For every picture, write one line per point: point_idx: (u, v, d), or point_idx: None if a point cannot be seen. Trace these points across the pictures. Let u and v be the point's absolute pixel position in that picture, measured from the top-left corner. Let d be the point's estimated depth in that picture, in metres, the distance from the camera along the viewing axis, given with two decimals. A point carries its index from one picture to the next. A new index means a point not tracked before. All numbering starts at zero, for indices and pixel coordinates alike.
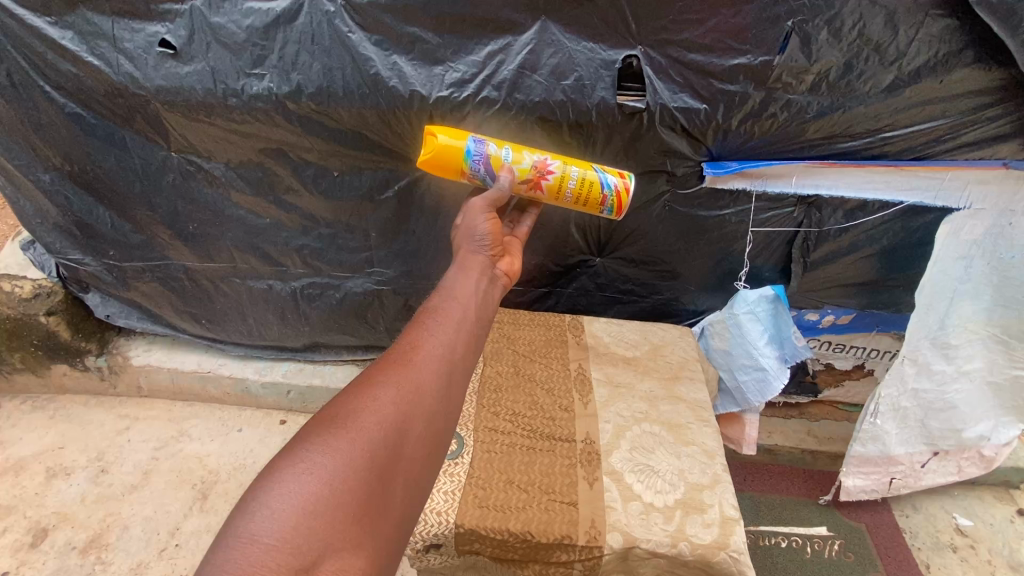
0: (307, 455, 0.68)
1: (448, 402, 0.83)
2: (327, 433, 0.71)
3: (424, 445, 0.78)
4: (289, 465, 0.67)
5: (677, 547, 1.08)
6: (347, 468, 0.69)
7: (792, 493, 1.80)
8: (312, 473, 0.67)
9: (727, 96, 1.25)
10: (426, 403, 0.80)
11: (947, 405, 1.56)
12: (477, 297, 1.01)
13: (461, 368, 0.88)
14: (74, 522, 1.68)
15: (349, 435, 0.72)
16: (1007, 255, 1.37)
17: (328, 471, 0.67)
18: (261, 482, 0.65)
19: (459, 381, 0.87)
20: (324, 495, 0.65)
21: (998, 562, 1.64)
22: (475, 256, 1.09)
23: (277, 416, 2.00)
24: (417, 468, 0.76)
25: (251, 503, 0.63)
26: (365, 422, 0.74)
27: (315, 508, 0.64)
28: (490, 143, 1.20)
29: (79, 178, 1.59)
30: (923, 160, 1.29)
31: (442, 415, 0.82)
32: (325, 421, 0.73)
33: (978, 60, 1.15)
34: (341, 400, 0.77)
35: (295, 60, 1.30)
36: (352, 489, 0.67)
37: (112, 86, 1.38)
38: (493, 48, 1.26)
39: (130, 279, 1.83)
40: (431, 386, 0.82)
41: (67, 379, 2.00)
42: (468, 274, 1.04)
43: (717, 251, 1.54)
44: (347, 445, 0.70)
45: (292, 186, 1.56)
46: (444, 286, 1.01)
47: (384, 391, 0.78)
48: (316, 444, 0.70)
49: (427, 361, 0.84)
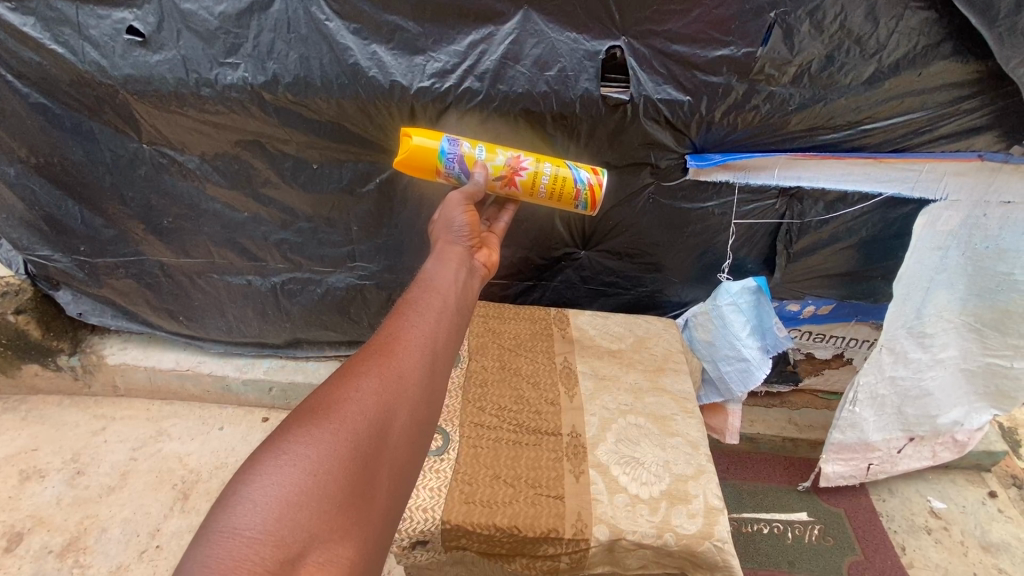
0: (289, 447, 0.67)
1: (433, 390, 0.82)
2: (310, 423, 0.70)
3: (411, 432, 0.77)
4: (271, 456, 0.66)
5: (663, 538, 1.09)
6: (332, 458, 0.67)
7: (773, 480, 1.83)
8: (296, 465, 0.65)
9: (710, 89, 1.25)
10: (411, 390, 0.79)
11: (923, 392, 1.59)
12: (459, 287, 1.00)
13: (445, 356, 0.87)
14: (50, 526, 1.64)
15: (332, 425, 0.70)
16: (981, 245, 1.39)
17: (311, 462, 0.66)
18: (242, 475, 0.64)
19: (444, 370, 0.86)
20: (308, 486, 0.64)
21: (970, 543, 1.69)
22: (455, 246, 1.08)
23: (260, 413, 1.98)
24: (404, 457, 0.75)
25: (232, 497, 0.62)
26: (349, 411, 0.73)
27: (300, 500, 0.63)
28: (464, 142, 1.20)
29: (47, 171, 1.54)
30: (902, 151, 1.31)
31: (428, 403, 0.81)
32: (308, 412, 0.72)
33: (956, 53, 1.16)
34: (322, 390, 0.76)
35: (270, 49, 1.27)
36: (337, 479, 0.66)
37: (78, 76, 1.33)
38: (475, 38, 1.24)
39: (103, 276, 1.78)
40: (415, 375, 0.81)
41: (40, 379, 1.95)
42: (449, 264, 1.03)
43: (701, 242, 1.55)
44: (330, 436, 0.69)
45: (270, 179, 1.52)
46: (426, 276, 1.00)
47: (367, 381, 0.77)
48: (299, 435, 0.68)
49: (411, 348, 0.83)
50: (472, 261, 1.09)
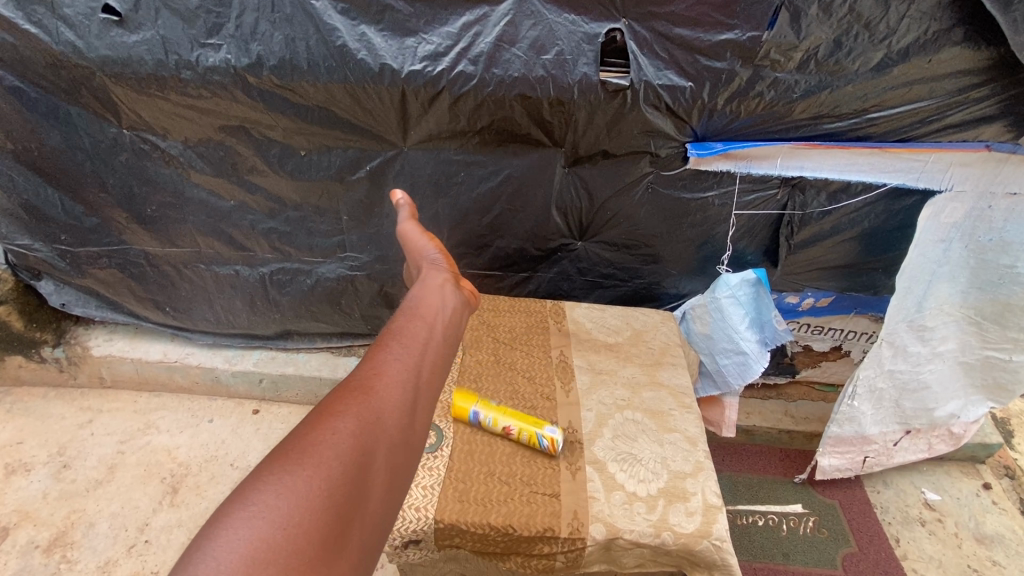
0: (259, 495, 0.59)
1: (416, 430, 0.76)
2: (284, 467, 0.63)
3: (392, 471, 0.72)
4: (239, 506, 0.58)
5: (660, 537, 1.07)
6: (307, 507, 0.60)
7: (769, 473, 1.82)
8: (265, 517, 0.58)
9: (713, 74, 1.21)
10: (397, 428, 0.74)
11: (921, 385, 1.57)
12: (448, 312, 0.97)
13: (433, 392, 0.83)
14: (36, 520, 1.60)
15: (305, 471, 0.63)
16: (984, 237, 1.36)
17: (283, 513, 0.58)
18: (207, 530, 0.56)
19: (431, 407, 0.81)
20: (277, 540, 0.57)
21: (964, 535, 1.69)
22: (433, 271, 1.08)
23: (250, 405, 1.94)
24: (384, 507, 0.69)
25: (195, 554, 0.54)
26: (328, 449, 0.66)
27: (266, 561, 0.55)
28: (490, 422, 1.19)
29: (24, 157, 1.48)
30: (908, 141, 1.27)
31: (412, 437, 0.77)
32: (281, 453, 0.64)
33: (967, 39, 1.12)
34: (301, 424, 0.70)
35: (254, 29, 1.21)
36: (311, 531, 0.59)
37: (53, 57, 1.27)
38: (469, 19, 1.19)
39: (85, 266, 1.73)
40: (401, 413, 0.76)
41: (23, 370, 1.91)
42: (432, 289, 1.00)
43: (700, 234, 1.51)
44: (307, 482, 0.62)
45: (256, 167, 1.47)
46: (412, 300, 0.98)
47: (351, 417, 0.71)
48: (271, 480, 0.61)
49: (398, 377, 0.79)
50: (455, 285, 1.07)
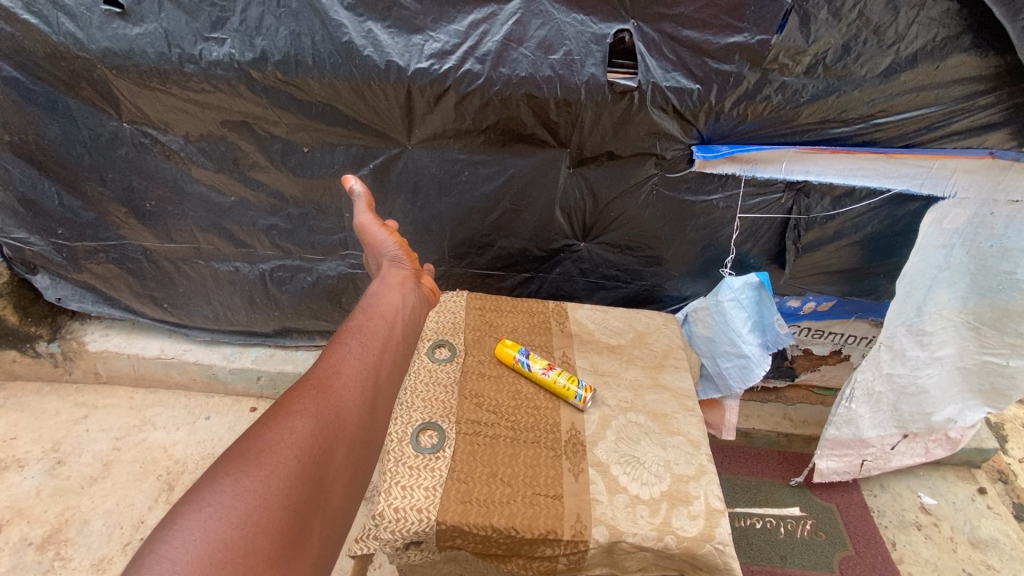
0: (213, 497, 0.63)
1: (365, 430, 0.84)
2: (238, 469, 0.68)
3: (342, 476, 0.78)
4: (192, 509, 0.62)
5: (663, 540, 1.07)
6: (260, 507, 0.65)
7: (768, 475, 1.82)
8: (221, 518, 0.62)
9: (720, 77, 1.20)
10: (346, 430, 0.81)
11: (918, 389, 1.57)
12: (404, 311, 1.08)
13: (382, 397, 0.91)
14: (29, 517, 1.58)
15: (262, 472, 0.68)
16: (986, 243, 1.36)
17: (238, 514, 0.63)
18: (160, 531, 0.60)
19: (379, 410, 0.89)
20: (233, 541, 0.61)
21: (960, 539, 1.69)
22: (395, 269, 1.17)
23: (247, 403, 1.93)
24: (333, 502, 0.75)
25: (148, 556, 0.57)
26: (280, 457, 0.71)
27: (225, 557, 0.59)
28: (535, 363, 1.30)
29: (21, 150, 1.46)
30: (912, 147, 1.27)
31: (360, 444, 0.83)
32: (236, 456, 0.70)
33: (975, 47, 1.13)
34: (251, 434, 0.74)
35: (259, 24, 1.20)
36: (264, 530, 0.64)
37: (52, 48, 1.26)
38: (476, 17, 1.18)
39: (83, 260, 1.71)
40: (351, 417, 0.83)
41: (18, 365, 1.89)
42: (393, 288, 1.11)
43: (704, 236, 1.51)
44: (261, 484, 0.67)
45: (258, 162, 1.46)
46: (369, 302, 1.07)
47: (304, 420, 0.77)
48: (224, 485, 0.65)
49: (346, 389, 0.86)
50: (416, 283, 1.18)
